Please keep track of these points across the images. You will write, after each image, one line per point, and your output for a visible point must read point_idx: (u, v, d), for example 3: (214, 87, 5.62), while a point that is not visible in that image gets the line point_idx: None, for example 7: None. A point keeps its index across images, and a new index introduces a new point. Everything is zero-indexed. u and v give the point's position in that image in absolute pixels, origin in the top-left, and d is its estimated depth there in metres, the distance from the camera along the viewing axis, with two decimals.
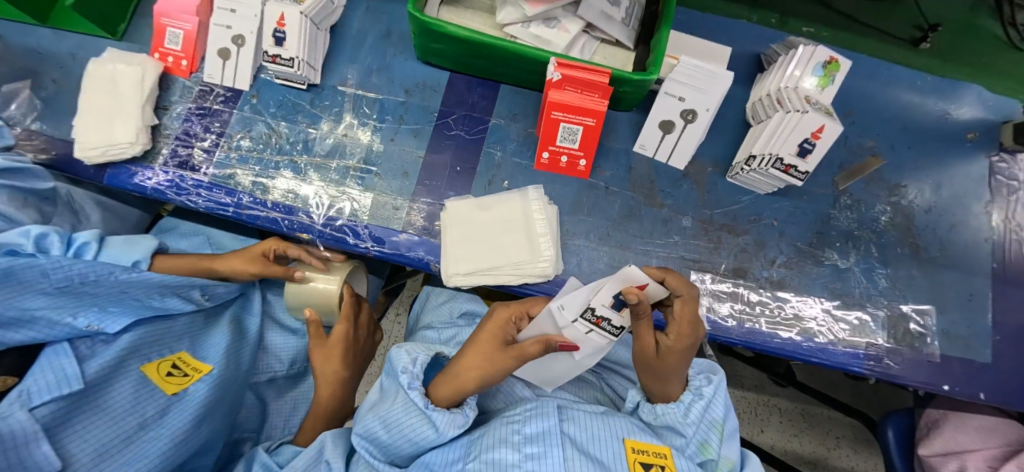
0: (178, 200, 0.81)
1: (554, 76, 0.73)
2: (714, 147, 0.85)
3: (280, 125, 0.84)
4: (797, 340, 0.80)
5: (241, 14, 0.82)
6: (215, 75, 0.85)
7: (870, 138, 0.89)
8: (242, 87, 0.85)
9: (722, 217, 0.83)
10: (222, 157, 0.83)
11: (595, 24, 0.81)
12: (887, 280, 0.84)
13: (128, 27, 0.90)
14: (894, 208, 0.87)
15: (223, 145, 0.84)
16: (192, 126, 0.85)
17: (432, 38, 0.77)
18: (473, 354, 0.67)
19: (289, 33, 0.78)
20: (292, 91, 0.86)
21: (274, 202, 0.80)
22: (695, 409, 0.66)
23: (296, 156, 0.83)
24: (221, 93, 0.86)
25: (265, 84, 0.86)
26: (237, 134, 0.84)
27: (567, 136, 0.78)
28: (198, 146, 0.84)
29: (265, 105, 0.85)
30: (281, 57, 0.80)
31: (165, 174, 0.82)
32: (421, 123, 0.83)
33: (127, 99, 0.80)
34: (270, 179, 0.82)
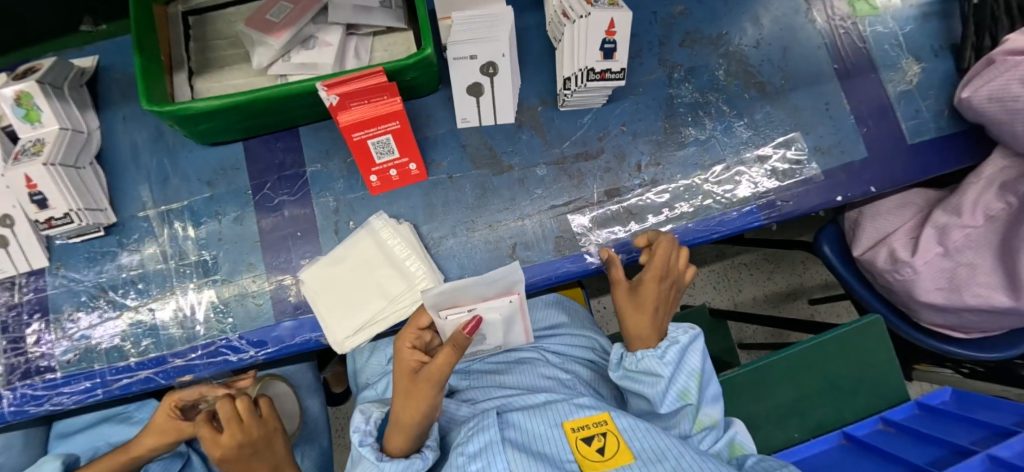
0: (40, 410, 0.73)
1: (332, 100, 0.64)
2: (535, 86, 0.82)
3: (102, 281, 0.76)
4: (691, 227, 0.80)
5: None
6: (6, 268, 0.75)
7: (676, 2, 0.86)
8: (42, 265, 0.76)
9: (573, 148, 0.80)
10: (61, 343, 0.75)
11: (353, 22, 0.74)
12: (749, 128, 0.84)
13: None
14: (727, 59, 0.85)
15: (56, 331, 0.76)
16: (12, 328, 0.76)
17: (195, 121, 0.69)
18: (404, 396, 0.57)
19: (49, 192, 0.67)
20: (94, 243, 0.77)
21: (138, 360, 0.74)
22: (673, 354, 0.65)
23: (135, 303, 0.75)
24: (25, 281, 0.77)
25: (64, 250, 0.77)
26: (65, 313, 0.76)
27: (381, 149, 0.72)
28: (29, 347, 0.75)
29: (76, 270, 0.77)
30: (55, 218, 0.69)
31: (16, 393, 0.73)
32: (240, 208, 0.76)
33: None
34: (122, 339, 0.75)
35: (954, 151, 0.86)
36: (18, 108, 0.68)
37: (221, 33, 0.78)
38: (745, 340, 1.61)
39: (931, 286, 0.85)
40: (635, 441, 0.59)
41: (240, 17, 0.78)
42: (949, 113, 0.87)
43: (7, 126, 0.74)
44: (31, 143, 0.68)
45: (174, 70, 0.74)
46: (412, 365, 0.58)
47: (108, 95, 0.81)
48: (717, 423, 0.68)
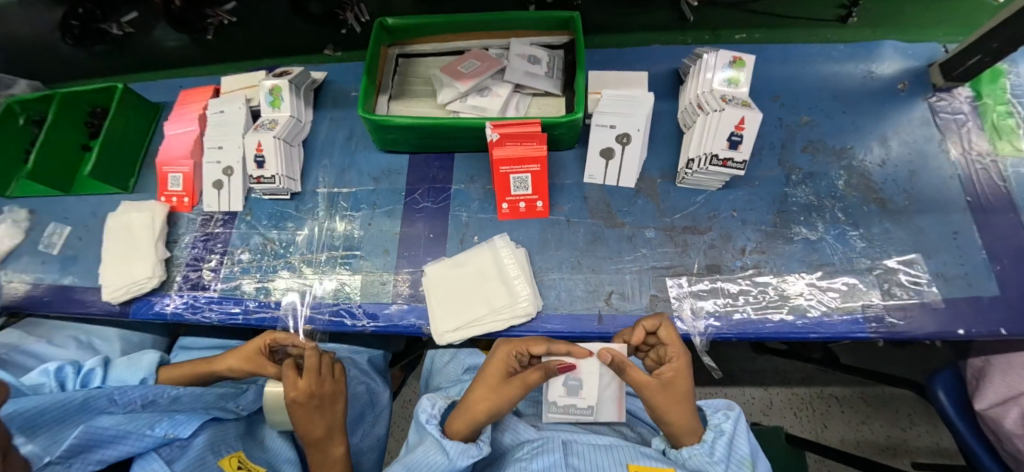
0: (193, 318, 0.89)
1: (493, 136, 0.82)
2: (657, 161, 0.92)
3: (272, 233, 0.95)
4: (791, 320, 0.80)
5: (227, 149, 0.95)
6: (213, 204, 0.98)
7: (804, 113, 0.94)
8: (237, 209, 0.97)
9: (683, 220, 0.87)
10: (228, 272, 0.93)
11: (521, 83, 0.92)
12: (864, 239, 0.85)
13: (137, 181, 1.06)
14: (849, 171, 0.89)
15: (227, 263, 0.94)
16: (199, 250, 0.96)
17: (387, 131, 0.89)
18: (482, 382, 0.68)
19: (267, 156, 0.90)
20: (278, 203, 0.97)
21: (277, 302, 0.88)
22: (720, 446, 0.64)
23: (290, 256, 0.92)
24: (220, 218, 0.98)
25: (255, 202, 0.98)
26: (238, 249, 0.95)
27: (519, 184, 0.86)
28: (205, 268, 0.94)
29: (258, 220, 0.96)
30: (264, 177, 0.91)
31: (182, 297, 0.91)
32: (392, 204, 0.93)
33: (141, 240, 0.92)
34: (271, 282, 0.91)
35: None
36: (270, 97, 0.94)
37: (420, 73, 1.00)
38: None
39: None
40: None
41: (436, 65, 1.01)
42: None
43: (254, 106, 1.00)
44: (268, 121, 0.93)
45: (380, 92, 0.96)
46: (502, 372, 0.69)
47: (324, 101, 1.06)
48: None
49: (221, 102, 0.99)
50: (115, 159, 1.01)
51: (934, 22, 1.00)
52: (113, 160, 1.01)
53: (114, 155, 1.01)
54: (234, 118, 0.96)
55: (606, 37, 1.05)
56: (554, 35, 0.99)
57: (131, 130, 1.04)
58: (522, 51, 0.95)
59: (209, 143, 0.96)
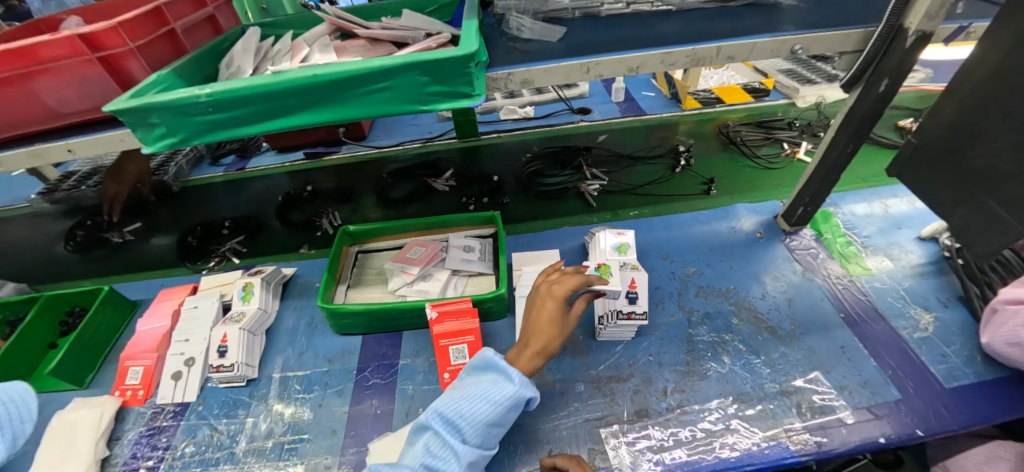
0: None
1: (432, 314, 0.97)
2: (578, 318, 1.05)
3: (221, 423, 0.96)
4: (723, 455, 0.83)
5: (194, 341, 1.05)
6: (167, 396, 1.01)
7: (690, 264, 1.12)
8: (190, 399, 1.00)
9: (607, 370, 0.95)
10: (166, 470, 0.91)
11: (458, 267, 1.11)
12: (768, 365, 0.94)
13: (94, 376, 1.10)
14: (738, 305, 1.04)
15: (167, 459, 0.92)
16: (140, 447, 0.94)
17: (342, 315, 1.03)
18: (555, 322, 0.82)
19: (231, 346, 1.01)
20: (232, 390, 1.02)
21: None
22: None
23: (235, 447, 0.93)
24: (171, 409, 1.00)
25: (210, 391, 1.02)
26: (182, 443, 0.94)
27: (458, 353, 0.95)
28: (142, 468, 0.92)
29: (209, 410, 0.99)
30: (223, 365, 0.99)
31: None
32: (343, 383, 0.99)
33: (83, 440, 0.92)
34: None
35: (1001, 401, 0.87)
36: (242, 292, 1.11)
37: (374, 266, 1.19)
38: None
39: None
40: None
41: (387, 257, 1.21)
42: (981, 358, 0.93)
43: (225, 299, 1.13)
44: (237, 313, 1.07)
45: (339, 283, 1.13)
46: (552, 307, 0.82)
47: (289, 293, 1.21)
48: None
49: (196, 299, 1.12)
50: (79, 360, 1.07)
51: (774, 186, 1.26)
52: (76, 362, 1.07)
53: (78, 357, 1.07)
54: (204, 312, 1.08)
55: (528, 224, 1.24)
56: (484, 226, 1.22)
57: (102, 331, 1.13)
58: (459, 243, 1.16)
59: (177, 335, 1.06)
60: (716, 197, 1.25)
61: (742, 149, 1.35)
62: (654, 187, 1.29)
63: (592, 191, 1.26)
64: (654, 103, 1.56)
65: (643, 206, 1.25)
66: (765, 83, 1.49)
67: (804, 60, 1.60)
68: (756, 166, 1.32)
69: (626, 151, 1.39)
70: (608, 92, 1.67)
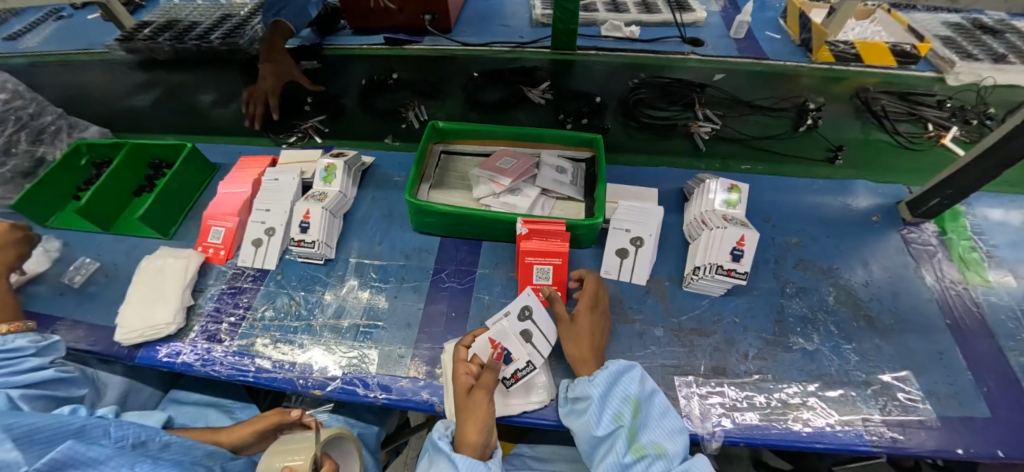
0: (202, 371, 0.90)
1: (522, 230, 0.92)
2: (665, 265, 1.01)
3: (300, 297, 0.99)
4: (796, 429, 0.82)
5: (273, 212, 1.05)
6: (248, 260, 1.04)
7: (793, 232, 1.06)
8: (270, 266, 1.04)
9: (689, 322, 0.93)
10: (247, 329, 0.95)
11: (549, 187, 1.04)
12: (857, 353, 0.90)
13: (178, 228, 1.13)
14: (837, 287, 0.98)
15: (248, 320, 0.97)
16: (223, 303, 0.99)
17: (426, 214, 1.00)
18: (470, 413, 0.73)
19: (313, 223, 1.01)
20: (310, 267, 1.04)
21: (291, 365, 0.90)
22: (600, 408, 0.73)
23: (312, 321, 0.96)
24: (251, 274, 1.04)
25: (288, 263, 1.05)
26: (262, 307, 0.98)
27: (541, 274, 0.92)
28: (226, 321, 0.96)
29: (288, 281, 1.02)
30: (305, 241, 1.00)
31: (195, 348, 0.93)
32: (419, 280, 1.00)
33: (171, 286, 0.96)
34: (290, 343, 0.93)
35: None
36: (324, 173, 1.08)
37: (457, 169, 1.13)
38: None
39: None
40: None
41: (472, 164, 1.15)
42: None
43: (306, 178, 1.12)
44: (319, 193, 1.05)
45: (422, 182, 1.09)
46: (465, 384, 0.77)
47: (367, 183, 1.18)
48: (665, 456, 0.69)
49: (277, 172, 1.10)
50: (163, 211, 1.08)
51: (904, 168, 1.19)
52: (162, 210, 1.09)
53: (164, 205, 1.09)
54: (286, 186, 1.07)
55: (631, 157, 1.24)
56: (578, 149, 1.14)
57: (185, 187, 1.15)
58: (551, 161, 1.09)
59: (257, 205, 1.06)
60: (840, 168, 1.18)
61: (882, 122, 1.18)
62: (776, 142, 1.20)
63: (705, 135, 1.20)
64: (778, 47, 1.37)
65: (755, 161, 1.21)
66: (920, 48, 1.19)
67: (971, 30, 1.37)
68: (893, 141, 1.19)
69: (747, 96, 1.20)
70: (727, 25, 1.47)
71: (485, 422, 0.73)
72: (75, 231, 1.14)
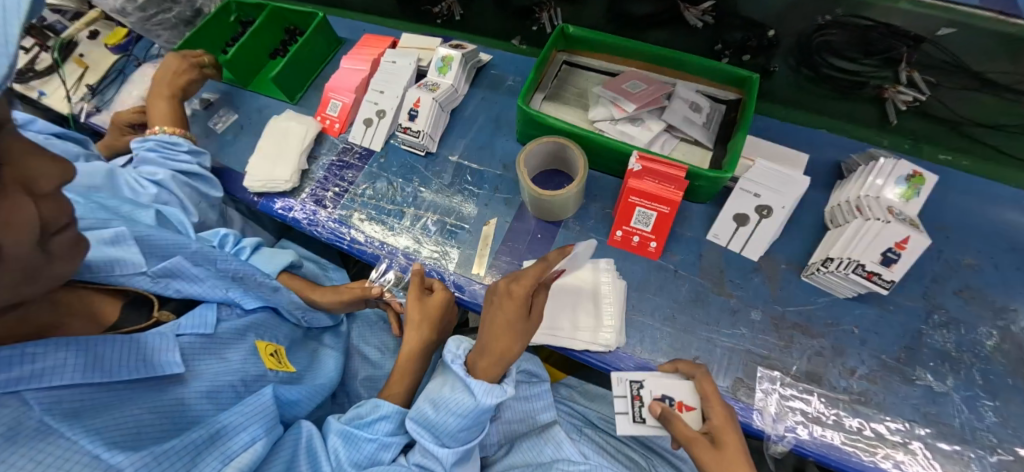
0: (309, 230, 0.99)
1: (635, 166, 0.81)
2: (788, 246, 0.87)
3: (397, 182, 1.01)
4: (883, 466, 0.71)
5: (386, 95, 1.04)
6: (357, 137, 1.06)
7: (968, 254, 0.85)
8: (375, 148, 1.05)
9: (795, 315, 0.82)
10: (348, 201, 1.00)
11: (677, 125, 0.91)
12: (997, 414, 0.74)
13: (302, 95, 1.18)
14: (1002, 333, 0.79)
15: (350, 193, 1.01)
16: (331, 174, 1.04)
17: (534, 126, 0.93)
18: (496, 329, 0.71)
19: (421, 113, 0.98)
20: (411, 156, 1.04)
21: (381, 243, 0.95)
22: None
23: (405, 208, 0.98)
24: (358, 152, 1.06)
25: (392, 148, 1.05)
26: (362, 185, 1.02)
27: (642, 218, 0.84)
28: (331, 190, 1.02)
29: (389, 165, 1.03)
30: (410, 129, 0.99)
31: (304, 208, 1.01)
32: (512, 194, 0.96)
33: (291, 147, 1.03)
34: (382, 224, 0.97)
35: None
36: (440, 62, 1.03)
37: (578, 84, 1.03)
38: None
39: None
40: None
41: (596, 81, 1.03)
42: None
43: (422, 65, 1.08)
44: (431, 83, 1.01)
45: (538, 90, 1.01)
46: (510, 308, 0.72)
47: (480, 80, 1.11)
48: None
49: (396, 54, 1.09)
50: (291, 75, 1.12)
51: None
52: (291, 76, 1.13)
53: (292, 71, 1.12)
54: (402, 70, 1.05)
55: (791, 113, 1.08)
56: (724, 89, 0.97)
57: (312, 55, 1.17)
58: (687, 96, 0.95)
59: (373, 85, 1.06)
60: None
61: None
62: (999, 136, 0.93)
63: (901, 106, 0.95)
64: None
65: (959, 152, 0.99)
66: None
67: None
68: None
69: (980, 68, 0.83)
70: None
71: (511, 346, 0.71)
72: (221, 83, 1.23)
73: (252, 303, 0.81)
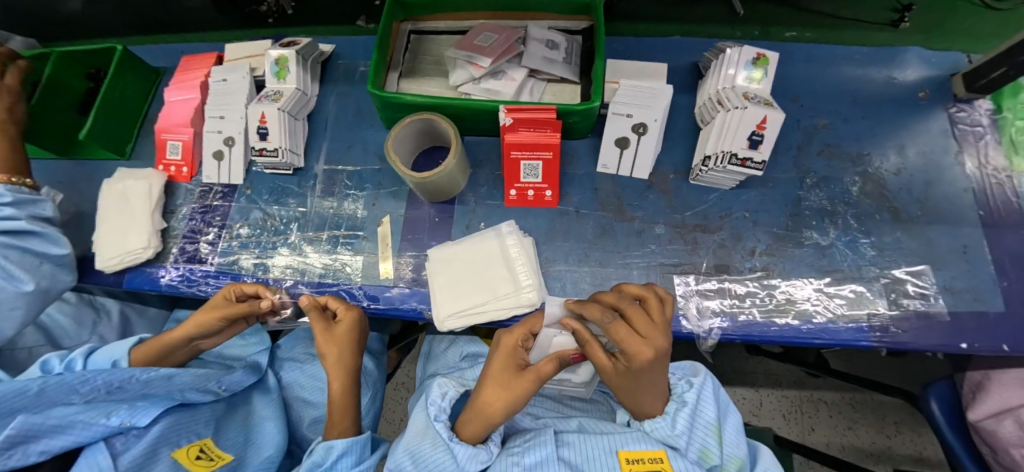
0: (190, 291, 0.88)
1: (506, 121, 0.79)
2: (671, 155, 0.90)
3: (273, 210, 0.93)
4: (795, 325, 0.79)
5: (229, 120, 0.93)
6: (213, 175, 0.96)
7: (822, 115, 0.92)
8: (237, 182, 0.95)
9: (693, 218, 0.86)
10: (226, 247, 0.92)
11: (537, 68, 0.90)
12: (874, 248, 0.84)
13: (134, 146, 1.03)
14: (863, 177, 0.88)
15: (225, 237, 0.92)
16: (197, 223, 0.94)
17: (395, 109, 0.87)
18: (496, 382, 0.65)
19: (271, 128, 0.89)
20: (279, 178, 0.95)
21: (275, 279, 0.87)
22: (681, 419, 0.62)
23: (290, 235, 0.90)
24: (220, 190, 0.96)
25: (256, 176, 0.97)
26: (237, 225, 0.93)
27: (529, 171, 0.83)
28: (202, 241, 0.93)
29: (258, 195, 0.95)
30: (266, 150, 0.90)
31: (178, 269, 0.91)
32: (397, 185, 0.91)
33: (139, 209, 0.91)
34: (270, 259, 0.89)
35: None
36: (275, 67, 0.92)
37: (432, 51, 0.98)
38: None
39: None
40: None
41: (449, 43, 0.98)
42: None
43: (258, 76, 0.98)
44: (273, 93, 0.92)
45: (390, 69, 0.94)
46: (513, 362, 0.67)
47: (329, 74, 1.02)
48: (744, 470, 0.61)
49: (224, 71, 0.97)
50: (111, 127, 0.98)
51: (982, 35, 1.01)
52: (110, 129, 0.98)
53: (110, 124, 0.98)
54: (237, 87, 0.95)
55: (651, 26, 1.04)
56: (575, 19, 0.96)
57: (129, 97, 1.02)
58: (540, 36, 0.92)
59: (210, 113, 0.94)
60: (905, 33, 1.01)
61: None
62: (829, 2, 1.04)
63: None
64: None
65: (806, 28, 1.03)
66: None
67: None
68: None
69: None
70: None
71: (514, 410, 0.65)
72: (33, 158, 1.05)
73: (147, 418, 0.73)
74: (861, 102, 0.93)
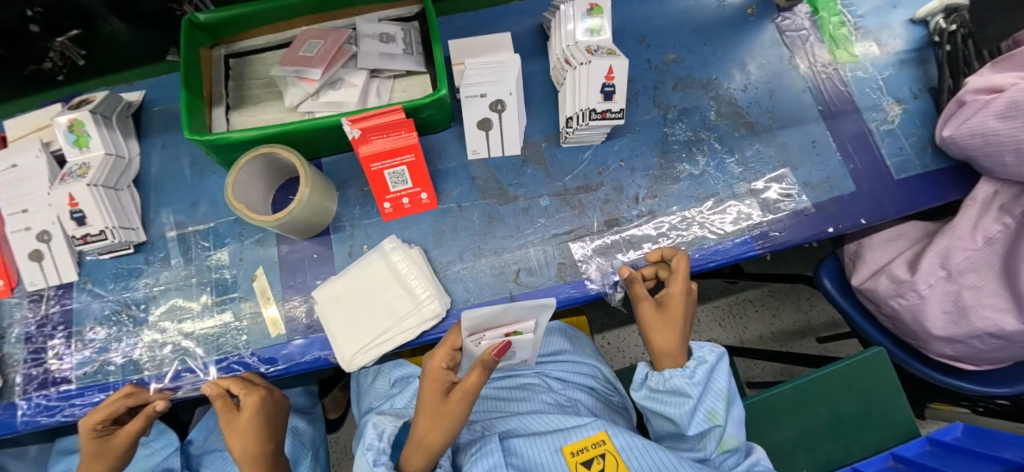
0: (51, 421, 0.75)
1: (354, 134, 0.71)
2: (538, 124, 0.88)
3: (125, 298, 0.81)
4: (688, 256, 0.82)
5: (33, 212, 0.78)
6: (37, 281, 0.80)
7: (668, 51, 0.95)
8: (70, 279, 0.81)
9: (574, 181, 0.85)
10: (79, 355, 0.79)
11: (377, 67, 0.83)
12: (740, 165, 0.89)
13: None
14: (717, 101, 0.92)
15: (75, 344, 0.79)
16: (34, 340, 0.80)
17: (229, 150, 0.78)
18: (433, 415, 0.61)
19: (89, 210, 0.75)
20: (121, 260, 0.83)
21: (150, 374, 0.77)
22: (700, 371, 0.67)
23: (154, 320, 0.79)
24: (53, 294, 0.82)
25: (93, 265, 0.83)
26: (86, 327, 0.80)
27: (396, 179, 0.78)
28: (49, 358, 0.79)
29: (102, 286, 0.82)
30: (91, 235, 0.76)
31: (29, 400, 0.76)
32: (261, 231, 0.82)
33: None
34: (138, 354, 0.78)
35: (945, 188, 0.86)
36: (70, 135, 0.76)
37: (257, 72, 0.88)
38: (754, 378, 1.46)
39: (937, 310, 0.79)
40: (634, 460, 0.59)
41: (274, 60, 0.88)
42: (932, 151, 0.88)
43: (54, 150, 0.82)
44: (77, 166, 0.76)
45: (213, 104, 0.84)
46: (442, 385, 0.63)
47: (147, 127, 0.90)
48: (735, 448, 0.66)
49: (9, 155, 0.81)
50: None
51: None
52: None
53: None
54: (32, 170, 0.79)
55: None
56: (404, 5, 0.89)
57: None
58: (370, 30, 0.85)
59: (7, 209, 0.78)
60: None
61: None
62: None
63: None
64: None
65: None
66: None
67: None
68: None
69: None
70: None
71: (454, 432, 0.62)
72: None
73: None
74: (699, 30, 0.96)
